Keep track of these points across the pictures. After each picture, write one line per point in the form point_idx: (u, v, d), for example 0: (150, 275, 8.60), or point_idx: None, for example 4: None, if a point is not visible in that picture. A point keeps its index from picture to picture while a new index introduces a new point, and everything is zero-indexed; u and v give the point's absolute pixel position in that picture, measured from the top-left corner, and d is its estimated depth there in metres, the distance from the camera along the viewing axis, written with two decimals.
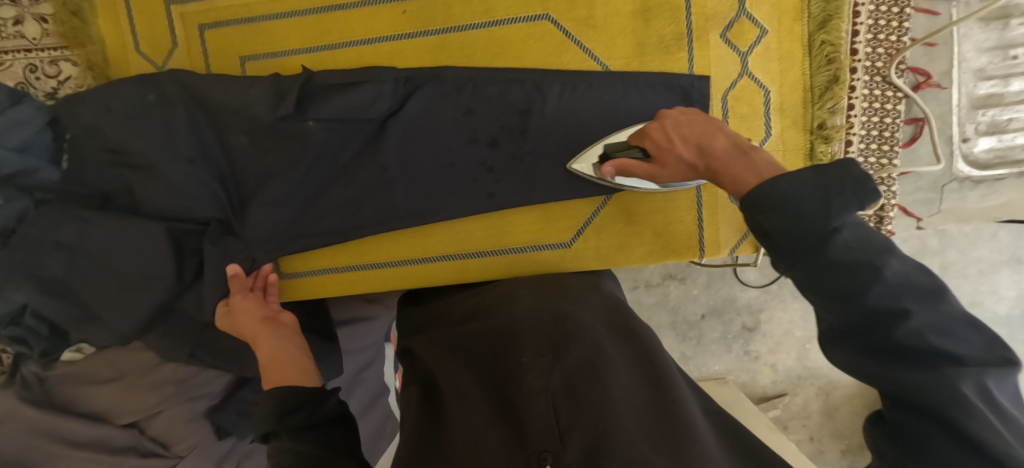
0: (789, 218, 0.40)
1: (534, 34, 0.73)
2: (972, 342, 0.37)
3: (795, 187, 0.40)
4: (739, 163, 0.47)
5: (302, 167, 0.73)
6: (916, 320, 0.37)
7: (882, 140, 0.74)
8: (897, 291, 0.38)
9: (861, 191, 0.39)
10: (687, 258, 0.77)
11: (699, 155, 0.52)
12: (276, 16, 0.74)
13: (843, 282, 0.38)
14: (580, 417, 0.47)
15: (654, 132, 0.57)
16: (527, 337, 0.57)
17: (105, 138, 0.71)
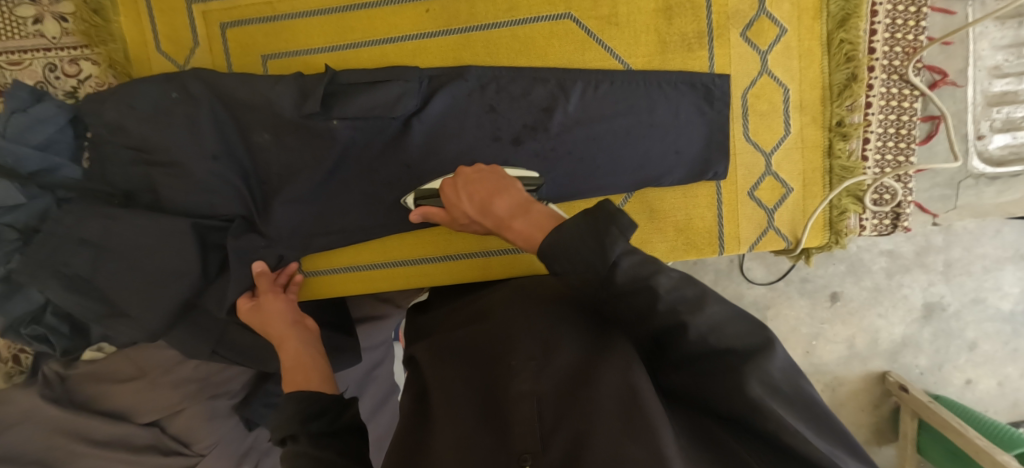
0: (583, 266, 0.43)
1: (557, 32, 0.73)
2: (740, 336, 0.39)
3: (569, 236, 0.45)
4: (517, 227, 0.52)
5: (326, 162, 0.74)
6: (694, 328, 0.39)
7: (899, 138, 0.75)
8: (668, 309, 0.40)
9: (616, 225, 0.43)
10: (707, 255, 0.78)
11: (485, 213, 0.55)
12: (299, 14, 0.74)
13: (635, 302, 0.41)
14: (569, 418, 0.43)
15: (445, 188, 0.59)
16: (521, 335, 0.54)
17: (128, 135, 0.71)
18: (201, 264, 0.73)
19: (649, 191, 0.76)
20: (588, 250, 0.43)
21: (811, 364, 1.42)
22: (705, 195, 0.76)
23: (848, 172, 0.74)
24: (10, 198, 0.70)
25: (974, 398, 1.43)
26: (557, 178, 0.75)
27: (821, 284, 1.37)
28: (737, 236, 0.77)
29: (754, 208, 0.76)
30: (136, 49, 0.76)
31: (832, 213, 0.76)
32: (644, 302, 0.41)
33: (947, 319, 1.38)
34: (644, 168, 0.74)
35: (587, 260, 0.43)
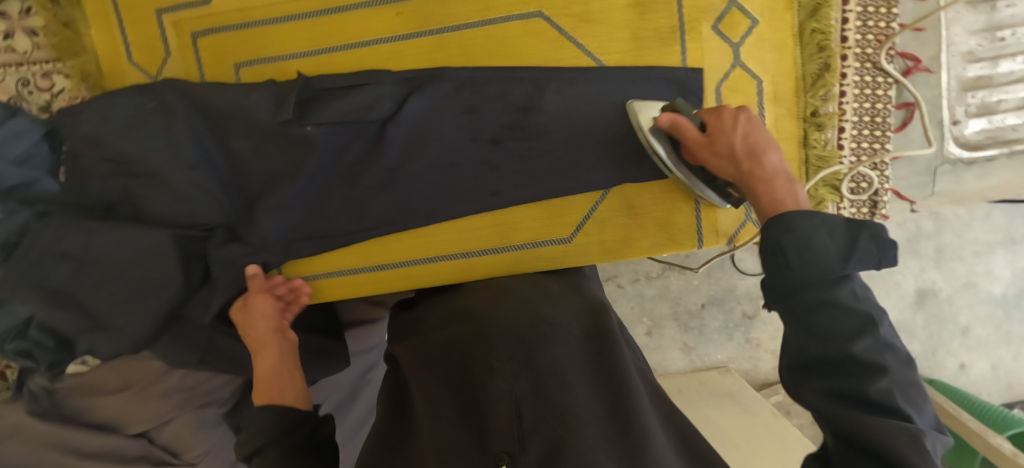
0: (814, 264, 0.44)
1: (529, 31, 0.73)
2: (905, 382, 0.43)
3: (826, 231, 0.45)
4: (780, 187, 0.51)
5: (305, 172, 0.73)
6: (871, 364, 0.42)
7: (873, 126, 0.75)
8: (874, 347, 0.43)
9: (877, 243, 0.44)
10: (686, 248, 0.78)
11: (750, 156, 0.54)
12: (272, 21, 0.74)
13: (830, 326, 0.44)
14: (540, 424, 0.55)
15: (724, 114, 0.56)
16: (498, 342, 0.63)
17: (105, 147, 0.71)
18: (183, 274, 0.74)
19: (626, 188, 0.76)
20: (834, 257, 0.44)
21: None
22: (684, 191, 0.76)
23: (824, 162, 0.75)
24: None
25: (968, 382, 1.43)
26: (537, 177, 0.75)
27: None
28: (716, 229, 0.77)
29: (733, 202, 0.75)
30: (108, 59, 0.77)
31: (810, 203, 0.76)
32: (851, 333, 0.43)
33: (939, 303, 1.38)
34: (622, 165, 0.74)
35: (818, 260, 0.44)
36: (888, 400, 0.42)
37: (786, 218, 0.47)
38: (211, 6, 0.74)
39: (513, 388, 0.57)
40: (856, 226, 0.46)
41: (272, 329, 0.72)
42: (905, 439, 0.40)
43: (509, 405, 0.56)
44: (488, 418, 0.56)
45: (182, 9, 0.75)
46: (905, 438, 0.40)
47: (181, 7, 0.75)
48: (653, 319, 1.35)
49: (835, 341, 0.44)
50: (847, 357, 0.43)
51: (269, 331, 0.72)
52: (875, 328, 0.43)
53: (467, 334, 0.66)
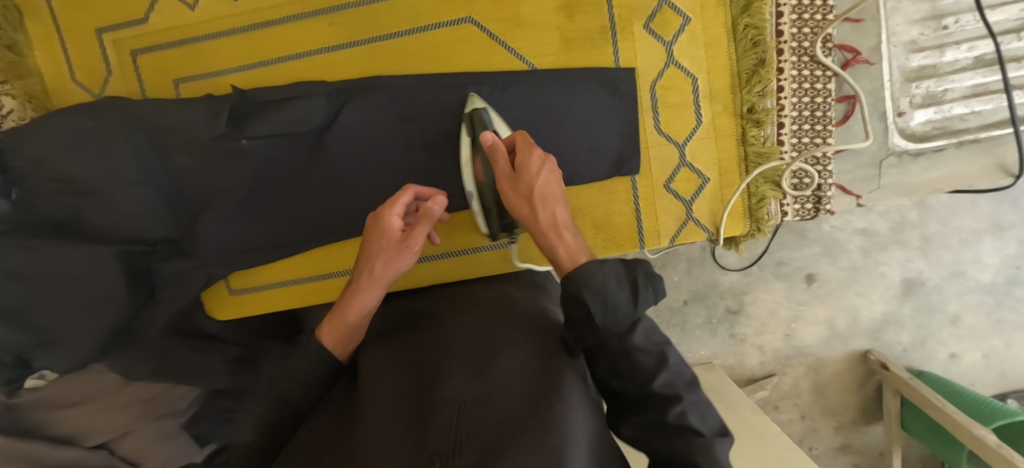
0: (614, 307, 0.45)
1: (459, 37, 0.73)
2: (704, 414, 0.45)
3: (609, 275, 0.46)
4: (568, 240, 0.51)
5: (246, 182, 0.75)
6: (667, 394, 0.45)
7: (814, 120, 0.75)
8: (670, 380, 0.45)
9: (654, 283, 0.46)
10: (628, 250, 0.77)
11: (544, 207, 0.52)
12: (207, 37, 0.75)
13: (631, 366, 0.46)
14: (482, 432, 0.47)
15: (533, 154, 0.53)
16: (455, 350, 0.59)
17: (47, 167, 0.69)
18: (128, 291, 0.76)
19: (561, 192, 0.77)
20: (624, 299, 0.45)
21: (794, 347, 1.36)
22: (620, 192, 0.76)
23: (764, 158, 0.74)
24: None
25: (960, 372, 1.37)
26: None
27: (796, 266, 1.31)
28: (657, 230, 0.76)
29: (671, 202, 0.75)
30: (55, 81, 0.79)
31: (751, 201, 0.76)
32: (652, 372, 0.45)
33: (927, 294, 1.32)
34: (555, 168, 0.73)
35: (615, 307, 0.45)
36: (688, 426, 0.44)
37: (580, 272, 0.47)
38: (148, 24, 0.76)
39: (463, 393, 0.51)
40: (631, 264, 0.48)
41: (390, 277, 0.61)
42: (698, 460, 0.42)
43: (451, 411, 0.49)
44: (428, 420, 0.50)
45: (120, 28, 0.76)
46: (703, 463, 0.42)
47: (120, 26, 0.76)
48: None
49: (639, 383, 0.46)
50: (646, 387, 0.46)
51: (382, 278, 0.61)
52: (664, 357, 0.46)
53: (420, 350, 0.62)
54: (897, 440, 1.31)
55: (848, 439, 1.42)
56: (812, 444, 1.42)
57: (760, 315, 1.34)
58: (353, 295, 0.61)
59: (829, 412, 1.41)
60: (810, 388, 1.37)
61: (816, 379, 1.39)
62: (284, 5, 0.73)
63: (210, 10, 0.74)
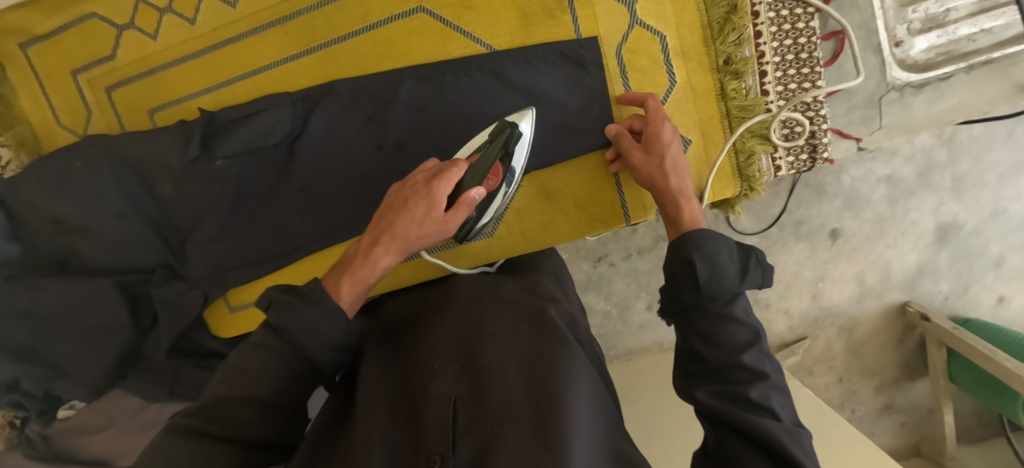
0: (711, 270, 0.50)
1: (414, 28, 0.71)
2: (781, 397, 0.47)
3: (721, 246, 0.52)
4: (690, 202, 0.58)
5: (225, 201, 0.76)
6: (751, 365, 0.47)
7: (800, 63, 0.69)
8: (759, 357, 0.48)
9: (761, 267, 0.53)
10: (615, 226, 0.76)
11: (675, 173, 0.59)
12: (172, 64, 0.76)
13: (724, 334, 0.49)
14: (479, 422, 0.46)
15: (666, 126, 0.61)
16: (444, 341, 0.56)
17: (44, 210, 0.75)
18: (130, 317, 0.79)
19: (539, 174, 0.75)
20: (731, 271, 0.50)
21: (822, 308, 1.28)
22: (600, 167, 0.74)
23: (749, 111, 0.70)
24: None
25: (1011, 317, 1.30)
26: None
27: (818, 224, 1.21)
28: (642, 202, 0.75)
29: None
30: (41, 125, 0.81)
31: (740, 158, 0.71)
32: (743, 345, 0.48)
33: (966, 238, 1.22)
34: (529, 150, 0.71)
35: (723, 275, 0.50)
36: (768, 406, 0.45)
37: (697, 237, 0.54)
38: (115, 59, 0.77)
39: (455, 388, 0.49)
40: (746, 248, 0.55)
41: (410, 240, 0.53)
42: (779, 430, 0.43)
43: (444, 406, 0.47)
44: (423, 417, 0.48)
45: (92, 66, 0.78)
46: (785, 434, 0.43)
47: (91, 65, 0.78)
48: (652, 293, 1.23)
49: (725, 351, 0.48)
50: (733, 357, 0.48)
51: (404, 240, 0.53)
52: (755, 332, 0.49)
53: (412, 346, 0.60)
54: (945, 394, 1.23)
55: (891, 397, 1.35)
56: (853, 406, 1.35)
57: (783, 279, 1.26)
58: (374, 248, 0.54)
59: (869, 372, 1.34)
60: (844, 348, 1.30)
61: (850, 339, 1.32)
62: (241, 20, 0.74)
63: (171, 36, 0.76)
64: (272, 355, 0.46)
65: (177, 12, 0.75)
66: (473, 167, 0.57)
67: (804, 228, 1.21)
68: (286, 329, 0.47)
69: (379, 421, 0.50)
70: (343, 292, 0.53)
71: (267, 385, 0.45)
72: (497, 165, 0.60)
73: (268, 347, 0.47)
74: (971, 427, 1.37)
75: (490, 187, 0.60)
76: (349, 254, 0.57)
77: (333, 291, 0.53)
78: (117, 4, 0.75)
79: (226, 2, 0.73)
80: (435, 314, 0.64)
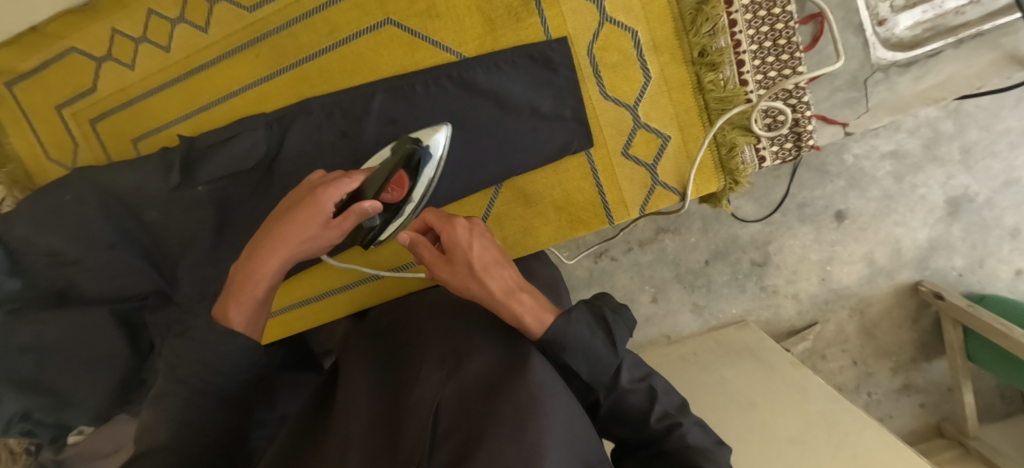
0: (586, 361, 0.49)
1: (383, 41, 0.71)
2: (697, 431, 0.50)
3: (582, 327, 0.49)
4: (525, 301, 0.51)
5: (210, 225, 0.76)
6: (659, 421, 0.50)
7: (779, 50, 0.67)
8: (663, 411, 0.50)
9: (621, 320, 0.51)
10: (596, 227, 0.74)
11: (481, 275, 0.52)
12: (151, 93, 0.77)
13: (626, 408, 0.51)
14: (459, 430, 0.44)
15: (460, 227, 0.52)
16: (431, 348, 0.54)
17: (38, 245, 0.77)
18: (129, 343, 0.81)
19: (516, 179, 0.73)
20: (604, 353, 0.49)
21: (832, 291, 1.25)
22: (577, 167, 0.72)
23: (729, 102, 0.67)
24: None
25: None
26: None
27: (822, 206, 1.18)
28: (623, 201, 0.72)
29: (632, 168, 0.70)
30: (32, 162, 0.82)
31: (721, 152, 0.69)
32: (647, 409, 0.50)
33: (978, 210, 1.19)
34: (505, 154, 0.70)
35: (597, 361, 0.49)
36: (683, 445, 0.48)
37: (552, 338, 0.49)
38: (97, 91, 0.78)
39: (435, 394, 0.46)
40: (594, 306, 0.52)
41: (296, 248, 0.52)
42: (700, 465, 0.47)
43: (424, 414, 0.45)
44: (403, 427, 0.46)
45: (75, 100, 0.79)
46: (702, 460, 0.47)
47: (75, 99, 0.79)
48: (655, 285, 1.23)
49: (636, 422, 0.51)
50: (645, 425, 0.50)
51: (291, 244, 0.52)
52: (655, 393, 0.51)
53: (403, 349, 0.58)
54: (964, 373, 1.20)
55: (909, 377, 1.31)
56: (870, 388, 1.32)
57: (789, 263, 1.23)
58: (259, 260, 0.51)
59: (885, 353, 1.30)
60: (857, 331, 1.27)
61: (864, 321, 1.29)
62: (212, 45, 0.74)
63: (149, 65, 0.76)
64: (175, 400, 0.46)
65: (151, 41, 0.75)
66: (368, 180, 0.57)
67: (809, 211, 1.19)
68: (178, 376, 0.47)
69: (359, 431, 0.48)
70: (233, 317, 0.49)
71: (190, 393, 0.47)
72: (400, 174, 0.60)
73: (165, 396, 0.47)
74: (994, 404, 1.33)
75: (394, 195, 0.60)
76: (235, 277, 0.52)
77: (224, 320, 0.49)
78: (93, 37, 0.75)
79: (198, 28, 0.73)
80: (425, 314, 0.64)
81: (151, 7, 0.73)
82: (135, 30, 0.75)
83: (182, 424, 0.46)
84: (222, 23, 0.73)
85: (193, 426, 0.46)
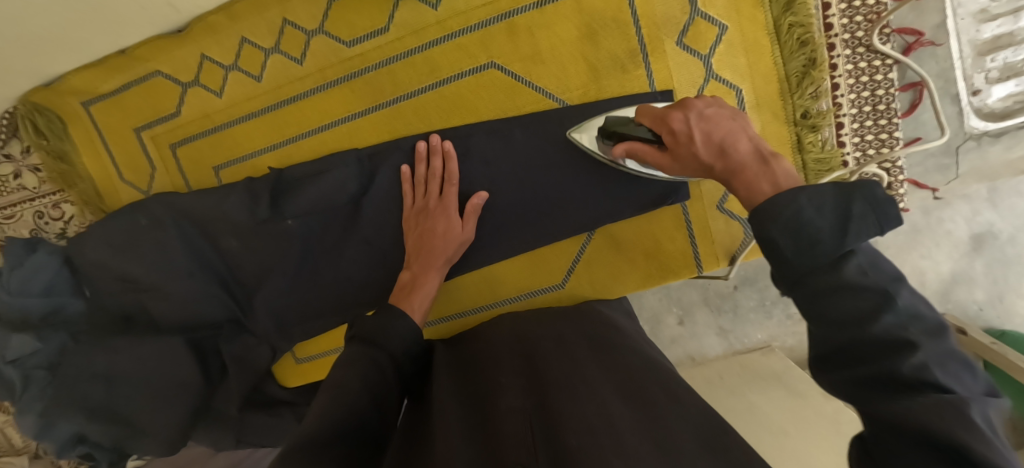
0: (795, 235, 0.36)
1: (484, 83, 0.71)
2: (958, 374, 0.33)
3: (813, 207, 0.36)
4: (752, 172, 0.45)
5: (293, 258, 0.75)
6: (883, 320, 0.33)
7: (877, 115, 0.68)
8: (902, 321, 0.34)
9: (874, 210, 0.35)
10: (685, 276, 0.75)
11: (719, 155, 0.49)
12: (236, 121, 0.76)
13: (839, 307, 0.35)
14: (556, 431, 0.45)
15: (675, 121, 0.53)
16: (506, 366, 0.58)
17: (112, 270, 0.76)
18: (200, 367, 0.78)
19: (610, 226, 0.74)
20: (828, 232, 0.35)
21: None
22: (670, 217, 0.73)
23: (825, 165, 0.69)
24: (27, 347, 0.76)
25: None
26: (518, 226, 0.73)
27: None
28: (714, 252, 0.74)
29: (726, 222, 0.72)
30: (103, 183, 0.81)
31: None
32: (867, 314, 0.34)
33: None
34: (600, 201, 0.71)
35: (815, 239, 0.36)
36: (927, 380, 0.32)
37: (766, 201, 0.39)
38: (179, 116, 0.76)
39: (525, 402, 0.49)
40: (844, 187, 0.37)
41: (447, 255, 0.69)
42: (954, 421, 0.30)
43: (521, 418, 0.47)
44: (497, 430, 0.46)
45: (155, 124, 0.77)
46: (959, 422, 0.30)
47: (155, 122, 0.77)
48: None
49: (844, 327, 0.35)
50: (869, 334, 0.34)
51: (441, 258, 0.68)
52: (893, 303, 0.34)
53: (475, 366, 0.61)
54: None
55: None
56: None
57: None
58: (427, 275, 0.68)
59: None
60: None
61: None
62: (306, 78, 0.73)
63: (237, 94, 0.75)
64: (360, 363, 0.54)
65: (243, 69, 0.74)
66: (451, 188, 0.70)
67: None
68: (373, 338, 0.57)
69: (456, 429, 0.48)
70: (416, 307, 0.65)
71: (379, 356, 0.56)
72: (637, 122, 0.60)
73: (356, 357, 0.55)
74: None
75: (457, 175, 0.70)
76: (404, 281, 0.68)
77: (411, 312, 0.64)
78: (181, 62, 0.74)
79: (292, 59, 0.72)
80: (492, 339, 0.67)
81: (243, 35, 0.72)
82: (226, 58, 0.73)
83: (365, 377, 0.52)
84: (319, 56, 0.72)
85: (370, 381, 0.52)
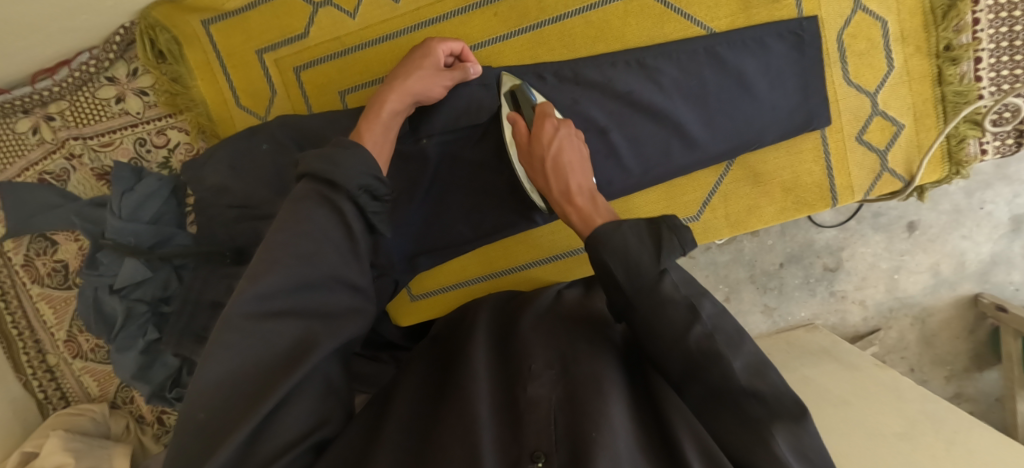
0: (623, 260, 0.45)
1: (632, 9, 0.70)
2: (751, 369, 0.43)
3: (632, 233, 0.46)
4: (581, 207, 0.53)
5: (425, 184, 0.71)
6: (701, 325, 0.42)
7: (1013, 51, 0.70)
8: (705, 334, 0.42)
9: (676, 235, 0.46)
10: (820, 209, 0.77)
11: (558, 178, 0.55)
12: (369, 43, 0.73)
13: (665, 322, 0.43)
14: (580, 428, 0.39)
15: (548, 125, 0.56)
16: (541, 336, 0.51)
17: (232, 194, 0.69)
18: None
19: (750, 156, 0.75)
20: (648, 256, 0.44)
21: None
22: (810, 150, 0.74)
23: (962, 97, 0.71)
24: (137, 274, 0.71)
25: None
26: (663, 153, 0.71)
27: None
28: (850, 185, 0.76)
29: (864, 154, 0.74)
30: (218, 108, 0.78)
31: (950, 143, 0.73)
32: (684, 324, 0.42)
33: None
34: (748, 130, 0.70)
35: (637, 261, 0.44)
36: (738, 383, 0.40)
37: (601, 235, 0.47)
38: (308, 38, 0.74)
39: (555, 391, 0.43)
40: (653, 221, 0.48)
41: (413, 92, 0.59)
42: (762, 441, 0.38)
43: (547, 410, 0.41)
44: (522, 415, 0.41)
45: (280, 46, 0.75)
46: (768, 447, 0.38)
47: (279, 44, 0.75)
48: None
49: (674, 337, 0.42)
50: (686, 349, 0.42)
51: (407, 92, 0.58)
52: (699, 314, 0.42)
53: (512, 332, 0.54)
54: None
55: None
56: None
57: None
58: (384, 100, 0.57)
59: None
60: None
61: None
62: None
63: (371, 15, 0.73)
64: (318, 206, 0.44)
65: None
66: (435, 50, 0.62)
67: None
68: (330, 176, 0.45)
69: (479, 400, 0.42)
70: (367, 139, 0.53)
71: (341, 203, 0.45)
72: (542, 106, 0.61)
73: (307, 199, 0.44)
74: None
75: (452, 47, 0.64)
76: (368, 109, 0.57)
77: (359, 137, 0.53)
78: None
79: None
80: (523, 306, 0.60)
81: None
82: None
83: (324, 231, 0.43)
84: None
85: (322, 238, 0.43)
